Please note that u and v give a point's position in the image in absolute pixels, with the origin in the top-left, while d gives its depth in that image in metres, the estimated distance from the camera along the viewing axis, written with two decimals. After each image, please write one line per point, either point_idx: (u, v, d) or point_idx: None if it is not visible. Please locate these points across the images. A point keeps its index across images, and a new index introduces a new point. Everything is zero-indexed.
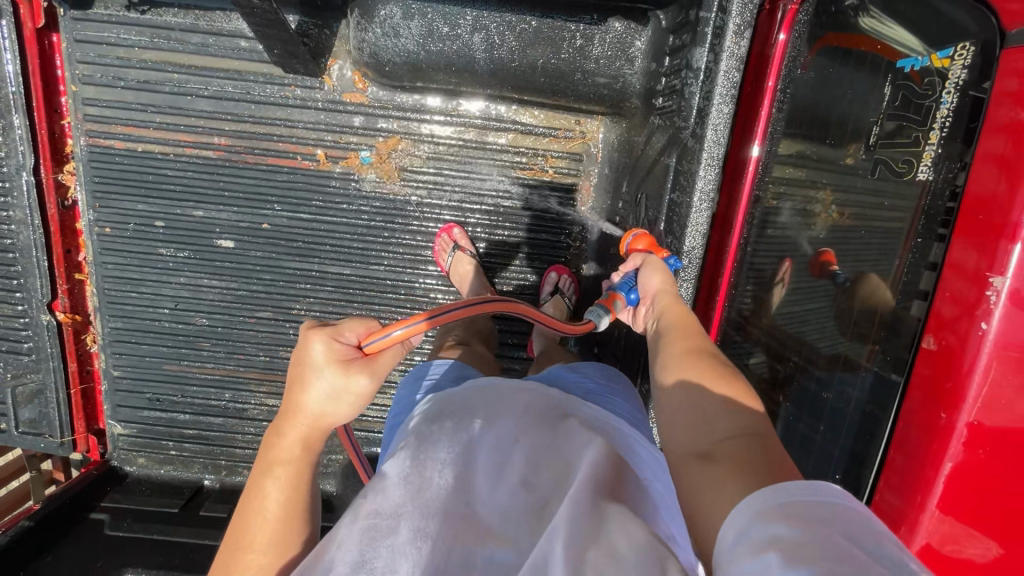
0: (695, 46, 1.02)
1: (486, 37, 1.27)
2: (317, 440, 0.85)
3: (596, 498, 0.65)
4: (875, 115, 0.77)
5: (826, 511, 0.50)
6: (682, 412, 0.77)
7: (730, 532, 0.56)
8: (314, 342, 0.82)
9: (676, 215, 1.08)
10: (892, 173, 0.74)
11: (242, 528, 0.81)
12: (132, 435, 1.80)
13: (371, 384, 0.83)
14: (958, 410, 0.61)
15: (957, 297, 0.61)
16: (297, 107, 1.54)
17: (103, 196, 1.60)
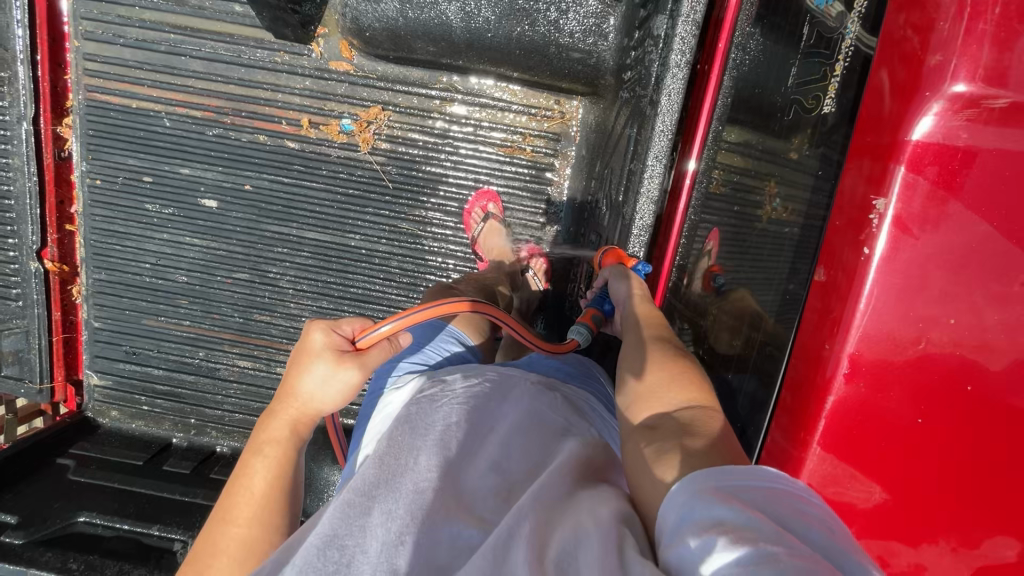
0: (657, 14, 1.04)
1: (462, 7, 1.29)
2: (305, 425, 0.85)
3: (568, 480, 0.68)
4: (795, 55, 0.79)
5: (765, 493, 0.50)
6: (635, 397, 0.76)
7: (669, 503, 0.54)
8: (314, 331, 0.85)
9: (632, 183, 1.10)
10: (804, 110, 0.75)
11: (229, 507, 0.80)
12: (108, 387, 1.84)
13: (360, 376, 0.84)
14: (840, 340, 0.57)
15: (843, 224, 0.59)
16: (285, 72, 1.59)
17: (96, 149, 1.66)
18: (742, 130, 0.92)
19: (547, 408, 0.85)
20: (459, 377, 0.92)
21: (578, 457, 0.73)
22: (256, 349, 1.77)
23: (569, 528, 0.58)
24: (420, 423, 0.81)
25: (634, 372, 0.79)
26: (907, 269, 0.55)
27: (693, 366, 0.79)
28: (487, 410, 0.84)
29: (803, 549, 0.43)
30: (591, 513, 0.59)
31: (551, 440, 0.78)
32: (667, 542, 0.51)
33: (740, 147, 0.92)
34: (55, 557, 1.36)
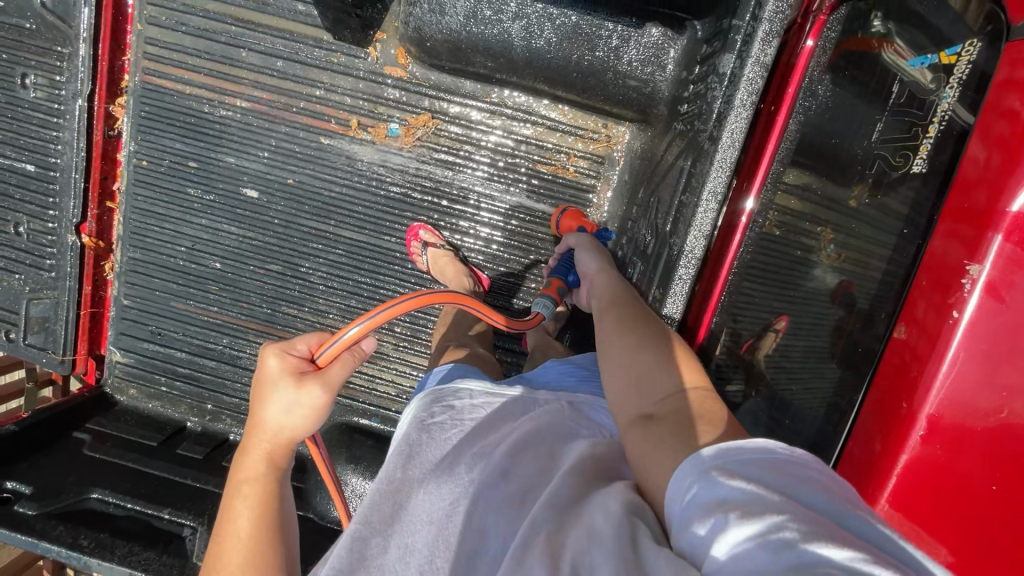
0: (724, 52, 1.05)
1: (525, 26, 1.34)
2: (282, 454, 0.84)
3: (578, 482, 0.70)
4: (881, 113, 0.89)
5: (761, 465, 0.55)
6: (620, 381, 0.79)
7: (676, 492, 0.60)
8: (267, 357, 0.82)
9: (683, 215, 1.11)
10: (890, 167, 0.86)
11: (219, 557, 0.78)
12: (129, 364, 1.85)
13: (325, 395, 0.81)
14: (919, 398, 0.70)
15: (928, 282, 0.72)
16: (339, 73, 1.61)
17: (147, 131, 1.69)
18: (804, 174, 1.00)
19: (553, 410, 0.87)
20: (467, 398, 0.93)
21: (587, 457, 0.75)
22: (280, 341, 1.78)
23: (583, 537, 0.60)
24: (422, 450, 0.81)
25: (618, 357, 0.81)
26: (991, 336, 0.67)
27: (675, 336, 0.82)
28: (492, 428, 0.85)
29: (803, 513, 0.49)
30: (601, 514, 0.62)
31: (559, 444, 0.80)
32: (679, 531, 0.56)
33: (798, 190, 1.00)
34: (67, 532, 1.36)
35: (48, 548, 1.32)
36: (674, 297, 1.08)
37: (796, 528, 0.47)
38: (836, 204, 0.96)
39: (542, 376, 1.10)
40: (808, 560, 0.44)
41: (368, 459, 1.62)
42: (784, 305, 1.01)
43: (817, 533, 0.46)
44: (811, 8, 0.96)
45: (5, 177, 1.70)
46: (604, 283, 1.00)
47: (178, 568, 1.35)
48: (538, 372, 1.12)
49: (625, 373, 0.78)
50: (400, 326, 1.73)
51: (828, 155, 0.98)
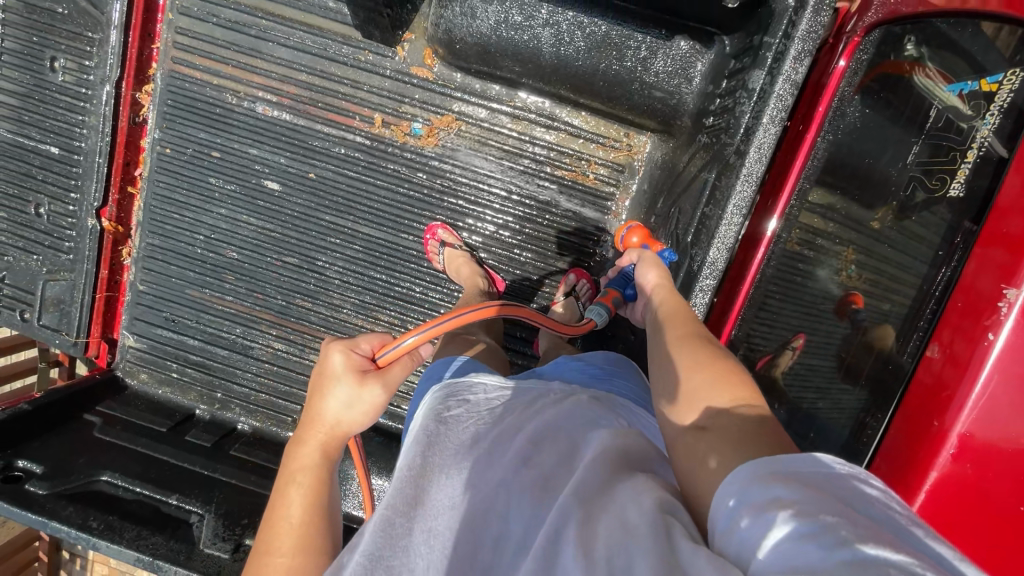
0: (754, 68, 1.07)
1: (555, 33, 1.39)
2: (335, 447, 0.87)
3: (602, 470, 0.68)
4: (916, 137, 0.93)
5: (813, 475, 0.55)
6: (670, 394, 0.80)
7: (723, 495, 0.59)
8: (332, 354, 0.88)
9: (706, 227, 1.12)
10: (925, 189, 0.91)
11: (272, 538, 0.80)
12: (141, 349, 1.86)
13: (384, 394, 0.87)
14: (950, 417, 0.74)
15: (963, 306, 0.77)
16: (366, 70, 1.64)
17: (172, 119, 1.71)
18: (830, 194, 1.03)
19: (572, 403, 0.87)
20: (479, 393, 0.92)
21: (609, 445, 0.74)
22: (293, 333, 1.78)
23: (615, 528, 0.59)
24: (442, 440, 0.81)
25: (673, 370, 0.82)
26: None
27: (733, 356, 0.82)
28: (511, 418, 0.84)
29: (857, 519, 0.48)
30: (634, 508, 0.61)
31: (580, 432, 0.79)
32: (725, 531, 0.55)
33: (821, 210, 1.04)
34: (76, 513, 1.36)
35: (58, 528, 1.32)
36: (695, 307, 1.10)
37: (850, 530, 0.47)
38: (862, 227, 0.99)
39: (554, 371, 1.12)
40: (864, 558, 0.44)
41: (375, 456, 1.62)
42: (803, 323, 1.04)
43: (871, 538, 0.46)
44: (845, 31, 0.99)
45: (27, 158, 1.71)
46: (660, 298, 1.02)
47: (184, 553, 1.34)
48: (550, 368, 1.14)
49: (679, 385, 0.79)
50: (413, 325, 1.74)
51: (854, 176, 1.01)
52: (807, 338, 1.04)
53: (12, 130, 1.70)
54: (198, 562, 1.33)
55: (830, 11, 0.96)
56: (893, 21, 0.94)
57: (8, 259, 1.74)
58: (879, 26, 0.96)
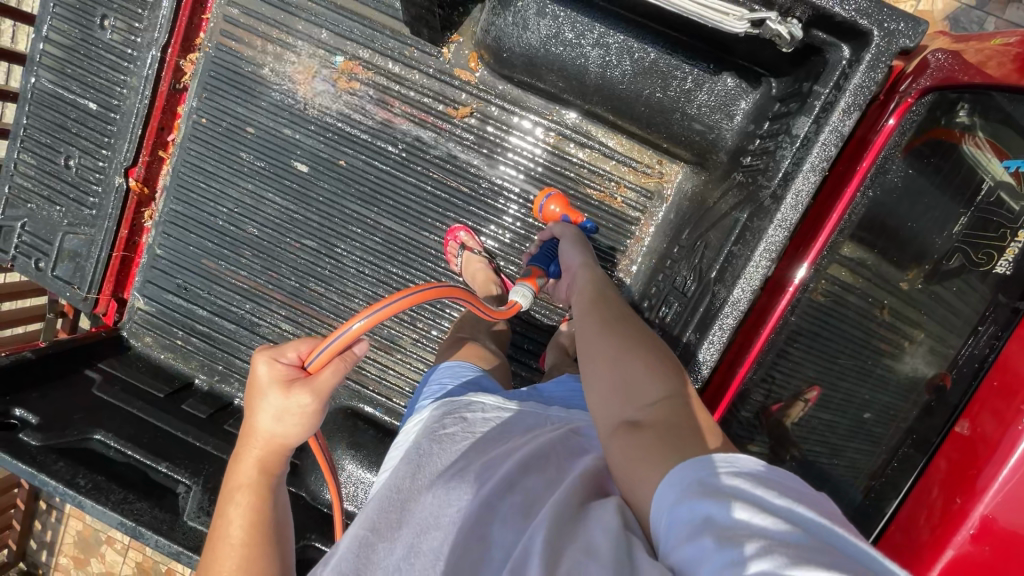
0: (800, 114, 1.07)
1: (603, 55, 1.40)
2: (273, 461, 0.88)
3: (577, 502, 0.69)
4: (964, 208, 0.95)
5: (739, 485, 0.58)
6: (602, 376, 0.82)
7: (662, 508, 0.62)
8: (257, 365, 0.85)
9: (732, 265, 1.13)
10: (969, 260, 0.94)
11: (213, 563, 0.82)
12: (149, 312, 1.87)
13: (314, 401, 0.84)
14: (973, 498, 0.78)
15: (1000, 385, 0.82)
16: (410, 66, 1.65)
17: (212, 90, 1.73)
18: (859, 247, 1.03)
19: (565, 429, 0.86)
20: (479, 411, 0.91)
21: (589, 476, 0.75)
22: (301, 316, 1.78)
23: (582, 553, 0.60)
24: (429, 458, 0.81)
25: (600, 362, 0.84)
26: None
27: (655, 341, 0.86)
28: (500, 443, 0.83)
29: (788, 534, 0.51)
30: (603, 534, 0.62)
31: (568, 465, 0.78)
32: (668, 550, 0.58)
33: (852, 263, 1.04)
34: (66, 469, 1.35)
35: (46, 481, 1.32)
36: (710, 344, 1.10)
37: (784, 551, 0.49)
38: (891, 287, 1.02)
39: (556, 392, 1.07)
40: None
41: (367, 449, 1.61)
42: (820, 376, 1.06)
43: (802, 555, 0.49)
44: (898, 90, 0.99)
45: (64, 110, 1.72)
46: (586, 283, 1.07)
47: (168, 523, 1.34)
48: (552, 386, 1.10)
49: (608, 378, 0.81)
50: (422, 323, 1.72)
51: (889, 235, 1.02)
52: (820, 392, 1.06)
53: (54, 80, 1.70)
54: (180, 533, 1.32)
55: (886, 69, 0.97)
56: (949, 88, 0.95)
57: (31, 207, 1.74)
58: (933, 90, 0.96)
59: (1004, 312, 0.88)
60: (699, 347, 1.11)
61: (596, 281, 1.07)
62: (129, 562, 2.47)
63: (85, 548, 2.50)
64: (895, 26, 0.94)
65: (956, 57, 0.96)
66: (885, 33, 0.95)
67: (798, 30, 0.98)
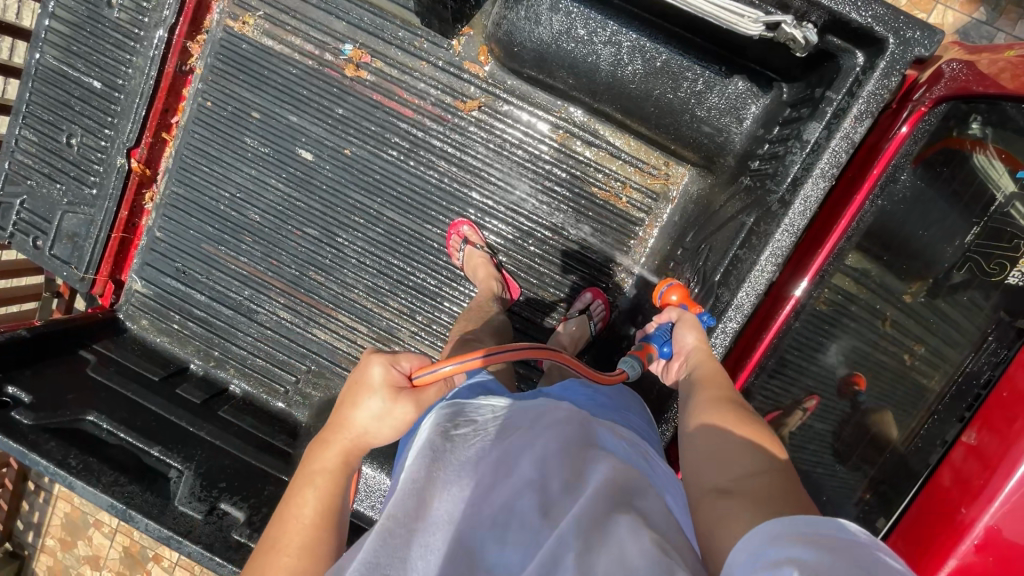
0: (811, 120, 1.07)
1: (614, 53, 1.41)
2: (356, 456, 0.88)
3: (601, 503, 0.66)
4: (977, 218, 0.95)
5: (832, 537, 0.53)
6: (705, 454, 0.83)
7: (738, 556, 0.58)
8: (373, 365, 0.88)
9: (737, 269, 1.12)
10: (981, 271, 0.94)
11: (281, 538, 0.81)
12: (146, 295, 1.85)
13: (416, 412, 0.88)
14: (978, 507, 0.78)
15: (1006, 398, 0.81)
16: (420, 57, 1.64)
17: (218, 73, 1.72)
18: (864, 258, 1.03)
19: (580, 427, 0.82)
20: (489, 406, 0.87)
21: (609, 479, 0.71)
22: (301, 304, 1.77)
23: (616, 564, 0.58)
24: (446, 451, 0.76)
25: (709, 438, 0.84)
26: None
27: (760, 428, 0.84)
28: (517, 437, 0.79)
29: None
30: (634, 545, 0.60)
31: (586, 461, 0.74)
32: None
33: (855, 273, 1.04)
34: (58, 449, 1.34)
35: (37, 461, 1.30)
36: (712, 347, 1.10)
37: None
38: (894, 299, 1.02)
39: (561, 393, 1.02)
40: None
41: None
42: (818, 386, 1.07)
43: None
44: (912, 98, 0.99)
45: (68, 88, 1.70)
46: (698, 353, 1.07)
47: (159, 508, 1.33)
48: (557, 387, 1.05)
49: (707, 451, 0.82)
50: (421, 316, 1.72)
51: (896, 247, 1.01)
52: (819, 400, 1.07)
53: (58, 57, 1.68)
54: (171, 518, 1.32)
55: (900, 77, 0.96)
56: (962, 98, 0.95)
57: (31, 184, 1.72)
58: (947, 100, 0.96)
59: (1008, 332, 0.89)
60: None
61: (705, 351, 1.06)
62: (116, 546, 2.46)
63: (73, 530, 2.48)
64: (910, 34, 0.94)
65: (971, 67, 0.96)
66: (900, 41, 0.94)
67: (813, 35, 0.98)
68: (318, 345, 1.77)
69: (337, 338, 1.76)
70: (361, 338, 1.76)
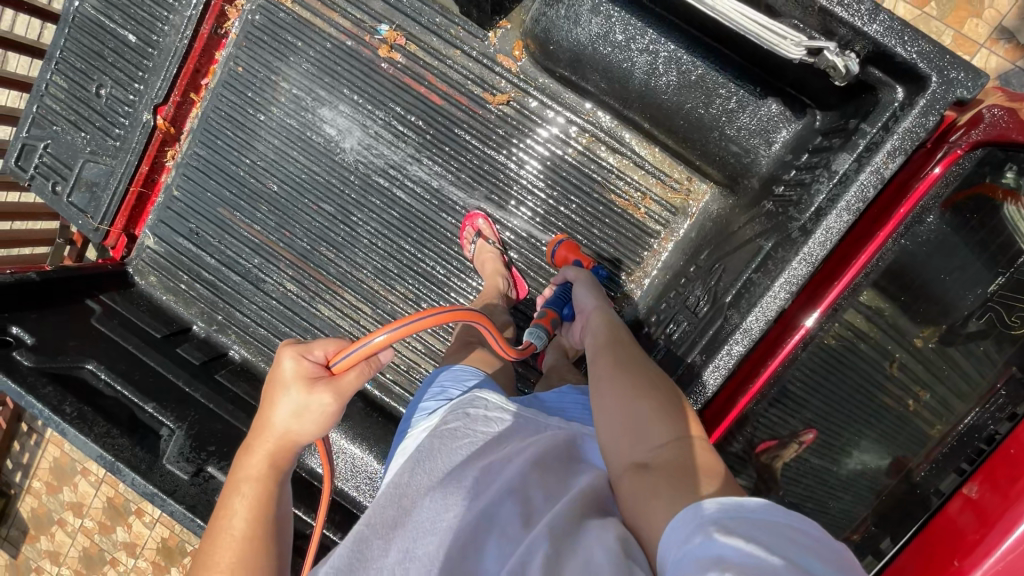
0: (841, 151, 1.06)
1: (651, 62, 1.40)
2: (284, 459, 0.86)
3: (574, 515, 0.65)
4: (1002, 270, 0.95)
5: (764, 527, 0.52)
6: (606, 415, 0.77)
7: (670, 551, 0.57)
8: (284, 358, 0.86)
9: (748, 292, 1.11)
10: (1001, 322, 0.95)
11: (210, 555, 0.78)
12: (157, 253, 1.86)
13: (335, 401, 0.85)
14: (971, 561, 0.75)
15: (1013, 454, 0.80)
16: (455, 45, 1.63)
17: (252, 40, 1.72)
18: (880, 296, 1.04)
19: (567, 441, 0.81)
20: (483, 407, 0.86)
21: (587, 491, 0.70)
22: (308, 278, 1.77)
23: (578, 571, 0.56)
24: (429, 459, 0.77)
25: (606, 398, 0.79)
26: None
27: (663, 380, 0.80)
28: (501, 445, 0.78)
29: None
30: (598, 549, 0.58)
31: (568, 476, 0.74)
32: None
33: (868, 312, 1.05)
34: (54, 394, 1.35)
35: (32, 403, 1.31)
36: (715, 368, 1.09)
37: None
38: (904, 342, 1.03)
39: (557, 402, 0.99)
40: None
41: (353, 420, 1.60)
42: (817, 420, 1.08)
43: None
44: (947, 140, 0.97)
45: (102, 38, 1.70)
46: (598, 319, 1.02)
47: (147, 464, 1.34)
48: (552, 395, 1.02)
49: (611, 413, 0.77)
50: (426, 304, 1.71)
51: (910, 287, 1.02)
52: (815, 435, 1.08)
53: (97, 7, 1.69)
54: (158, 475, 1.33)
55: (938, 117, 0.94)
56: (1000, 145, 0.94)
57: (55, 130, 1.73)
58: (984, 145, 0.94)
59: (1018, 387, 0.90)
60: (704, 368, 1.10)
61: (611, 318, 1.01)
62: (100, 496, 2.48)
63: (60, 475, 2.51)
64: (954, 75, 0.92)
65: (1012, 114, 0.94)
66: (943, 81, 0.93)
67: (854, 66, 0.96)
68: (321, 321, 1.77)
69: (341, 317, 1.76)
70: (364, 320, 1.75)
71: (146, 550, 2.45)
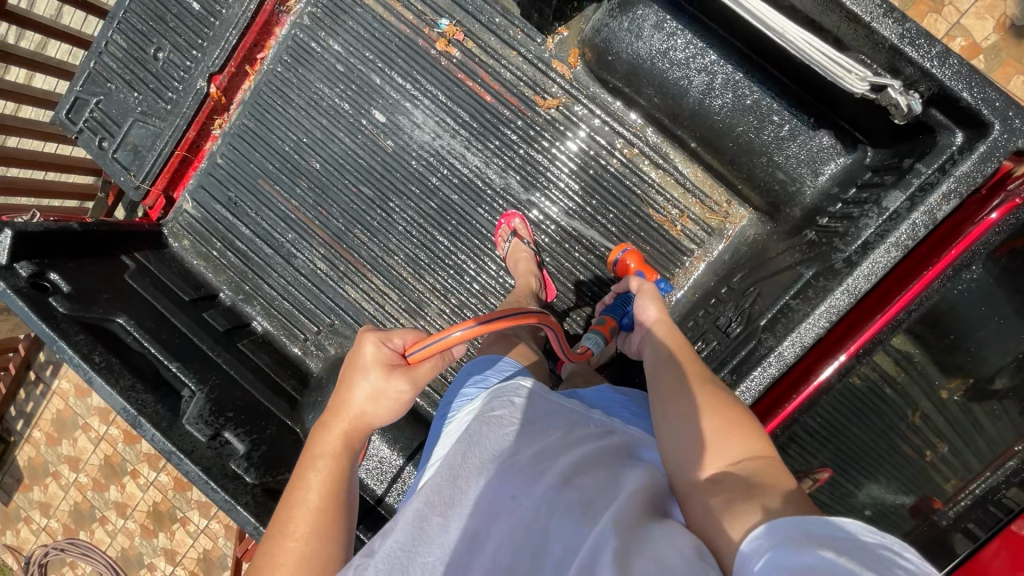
0: (893, 188, 1.07)
1: (708, 82, 1.42)
2: (358, 438, 0.87)
3: (636, 510, 0.66)
4: None
5: (860, 545, 0.50)
6: (676, 430, 0.79)
7: (752, 563, 0.55)
8: (365, 343, 0.87)
9: (786, 318, 1.12)
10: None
11: (287, 525, 0.78)
12: (194, 217, 1.89)
13: (410, 389, 0.86)
14: None
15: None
16: (513, 45, 1.66)
17: (314, 20, 1.76)
18: (909, 341, 1.06)
19: (613, 439, 0.82)
20: (528, 398, 0.88)
21: (642, 487, 0.71)
22: (339, 259, 1.79)
23: (653, 565, 0.57)
24: (479, 442, 0.78)
25: (679, 414, 0.80)
26: None
27: (733, 399, 0.81)
28: (546, 435, 0.80)
29: None
30: (671, 548, 0.60)
31: (619, 468, 0.75)
32: None
33: (899, 355, 1.06)
34: (85, 343, 1.37)
35: (64, 349, 1.33)
36: (748, 386, 1.09)
37: None
38: (931, 391, 1.07)
39: (597, 399, 1.02)
40: None
41: None
42: (832, 461, 1.11)
43: None
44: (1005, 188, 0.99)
45: (168, 4, 1.74)
46: (661, 327, 1.01)
47: (167, 422, 1.35)
48: (591, 393, 1.05)
49: (683, 429, 0.78)
50: (453, 297, 1.73)
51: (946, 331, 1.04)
52: (830, 475, 1.10)
53: None
54: (177, 434, 1.34)
55: (997, 165, 0.96)
56: None
57: (110, 87, 1.76)
58: None
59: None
60: (734, 386, 1.09)
61: (670, 326, 1.01)
62: (98, 453, 2.49)
63: (61, 427, 2.53)
64: (1018, 124, 0.94)
65: None
66: (1007, 129, 0.94)
67: (917, 105, 0.98)
68: (346, 302, 1.79)
69: (368, 301, 1.78)
70: (390, 306, 1.77)
71: (137, 512, 2.45)
